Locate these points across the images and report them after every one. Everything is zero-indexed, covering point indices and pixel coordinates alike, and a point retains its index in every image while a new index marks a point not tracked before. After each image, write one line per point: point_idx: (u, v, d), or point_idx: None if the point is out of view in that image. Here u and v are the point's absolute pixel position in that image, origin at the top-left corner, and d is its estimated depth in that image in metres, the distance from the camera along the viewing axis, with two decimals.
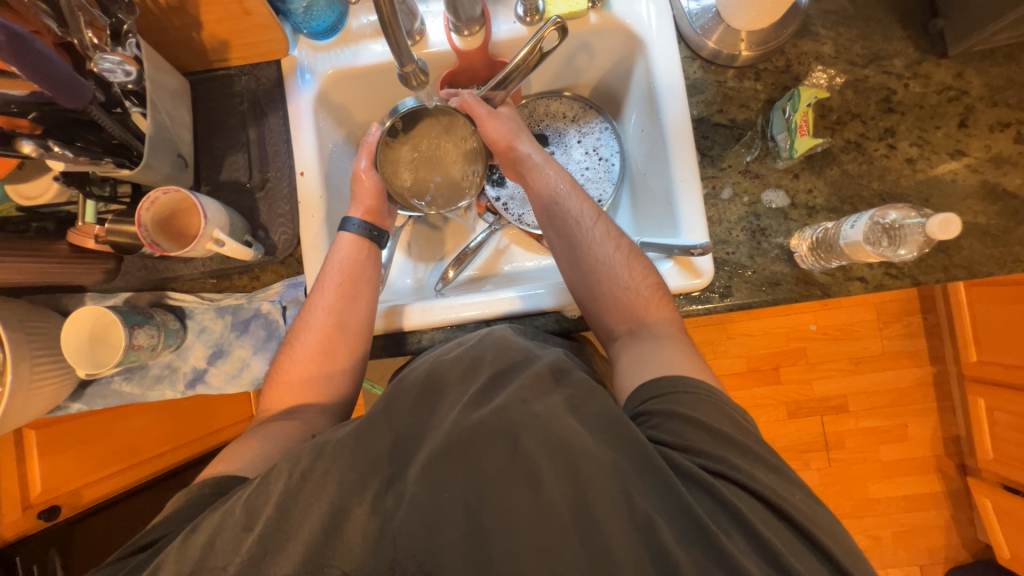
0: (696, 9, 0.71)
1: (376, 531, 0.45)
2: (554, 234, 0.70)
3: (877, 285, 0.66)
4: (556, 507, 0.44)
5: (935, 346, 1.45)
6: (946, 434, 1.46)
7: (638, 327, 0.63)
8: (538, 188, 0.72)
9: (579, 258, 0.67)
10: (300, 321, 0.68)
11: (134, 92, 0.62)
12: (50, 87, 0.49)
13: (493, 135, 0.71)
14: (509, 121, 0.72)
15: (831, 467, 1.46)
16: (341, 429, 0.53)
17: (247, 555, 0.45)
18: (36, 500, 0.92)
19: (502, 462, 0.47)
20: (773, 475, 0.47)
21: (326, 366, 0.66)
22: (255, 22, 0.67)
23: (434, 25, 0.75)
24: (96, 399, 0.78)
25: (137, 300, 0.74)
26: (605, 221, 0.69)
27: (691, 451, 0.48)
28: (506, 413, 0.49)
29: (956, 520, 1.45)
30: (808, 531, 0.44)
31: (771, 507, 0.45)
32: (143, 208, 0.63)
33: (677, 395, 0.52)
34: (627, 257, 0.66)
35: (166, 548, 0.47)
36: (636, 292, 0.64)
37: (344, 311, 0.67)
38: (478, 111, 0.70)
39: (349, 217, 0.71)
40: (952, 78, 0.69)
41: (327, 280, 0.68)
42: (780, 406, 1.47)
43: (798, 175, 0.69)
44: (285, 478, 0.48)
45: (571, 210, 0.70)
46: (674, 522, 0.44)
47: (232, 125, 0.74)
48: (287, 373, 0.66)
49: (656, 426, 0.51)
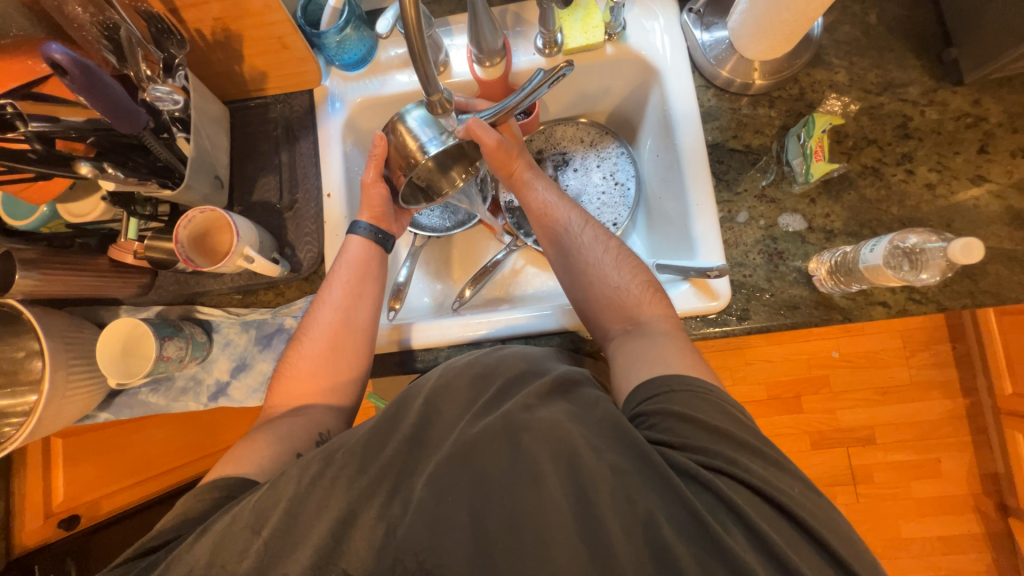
0: (710, 40, 0.73)
1: (382, 536, 0.46)
2: (549, 246, 0.71)
3: (900, 310, 0.65)
4: (556, 502, 0.45)
5: (967, 376, 1.39)
6: (983, 471, 1.38)
7: (634, 326, 0.62)
8: (529, 204, 0.73)
9: (571, 262, 0.68)
10: (308, 319, 0.70)
11: (180, 119, 0.66)
12: (109, 112, 0.54)
13: (499, 163, 0.70)
14: (511, 145, 0.70)
15: (859, 503, 1.39)
16: (355, 433, 0.54)
17: (257, 559, 0.46)
18: (58, 508, 0.95)
19: (505, 461, 0.47)
20: (797, 491, 0.45)
21: (332, 362, 0.67)
22: (292, 55, 0.72)
23: (457, 56, 0.80)
24: (123, 409, 0.81)
25: (168, 313, 0.77)
26: (594, 225, 0.71)
27: (690, 449, 0.47)
28: (510, 418, 0.50)
29: (999, 566, 1.35)
30: (831, 551, 0.41)
31: (800, 531, 0.43)
32: (181, 227, 0.66)
33: (671, 393, 0.51)
34: (616, 258, 0.67)
35: (176, 549, 0.49)
36: (627, 290, 0.64)
37: (349, 310, 0.69)
38: (488, 139, 0.65)
39: (357, 221, 0.73)
40: (969, 105, 0.69)
41: (336, 279, 0.71)
42: (804, 436, 1.42)
43: (814, 199, 0.70)
44: (294, 483, 0.49)
45: (560, 218, 0.71)
46: (673, 517, 0.43)
47: (266, 149, 0.79)
48: (294, 368, 0.67)
49: (653, 425, 0.50)
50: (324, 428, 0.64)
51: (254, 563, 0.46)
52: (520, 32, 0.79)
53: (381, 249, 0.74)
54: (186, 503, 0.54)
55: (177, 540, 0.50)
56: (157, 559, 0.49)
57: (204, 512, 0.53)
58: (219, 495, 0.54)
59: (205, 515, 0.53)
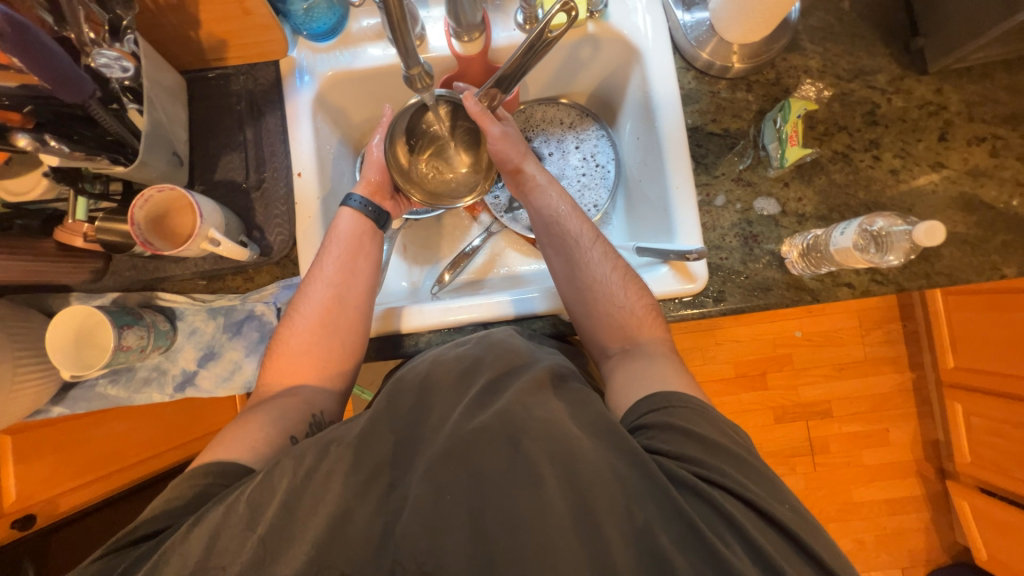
0: (691, 21, 0.73)
1: (389, 518, 0.47)
2: (553, 253, 0.71)
3: (864, 291, 0.68)
4: (555, 508, 0.45)
5: (915, 352, 1.49)
6: (925, 439, 1.50)
7: (631, 346, 0.64)
8: (540, 208, 0.73)
9: (577, 276, 0.67)
10: (300, 295, 0.68)
11: (131, 89, 0.61)
12: (48, 77, 0.49)
13: (502, 155, 0.72)
14: (518, 141, 0.73)
15: (817, 472, 1.49)
16: (354, 426, 0.54)
17: (245, 551, 0.45)
18: (11, 508, 0.84)
19: (504, 460, 0.48)
20: (769, 490, 0.48)
21: (324, 339, 0.66)
22: (256, 22, 0.67)
23: (434, 30, 0.76)
24: (79, 402, 0.76)
25: (125, 300, 0.72)
26: (603, 242, 0.70)
27: (685, 460, 0.49)
28: (508, 415, 0.51)
29: (936, 523, 1.48)
30: (795, 534, 0.45)
31: (769, 517, 0.46)
32: (135, 207, 0.62)
33: (671, 409, 0.53)
34: (622, 278, 0.67)
35: (168, 541, 0.47)
36: (631, 312, 0.65)
37: (343, 286, 0.68)
38: (490, 129, 0.69)
39: (352, 194, 0.73)
40: (932, 93, 0.72)
41: (327, 254, 0.69)
42: (768, 411, 1.50)
43: (788, 183, 0.72)
44: (289, 476, 0.49)
45: (571, 230, 0.71)
46: (670, 529, 0.44)
47: (228, 124, 0.73)
48: (287, 344, 0.66)
49: (652, 437, 0.52)
50: (318, 408, 0.64)
51: (243, 559, 0.45)
52: (499, 5, 0.76)
53: (376, 229, 0.74)
54: (177, 489, 0.52)
55: (169, 530, 0.48)
56: (145, 552, 0.47)
57: (193, 499, 0.51)
58: (207, 481, 0.52)
59: (192, 504, 0.51)
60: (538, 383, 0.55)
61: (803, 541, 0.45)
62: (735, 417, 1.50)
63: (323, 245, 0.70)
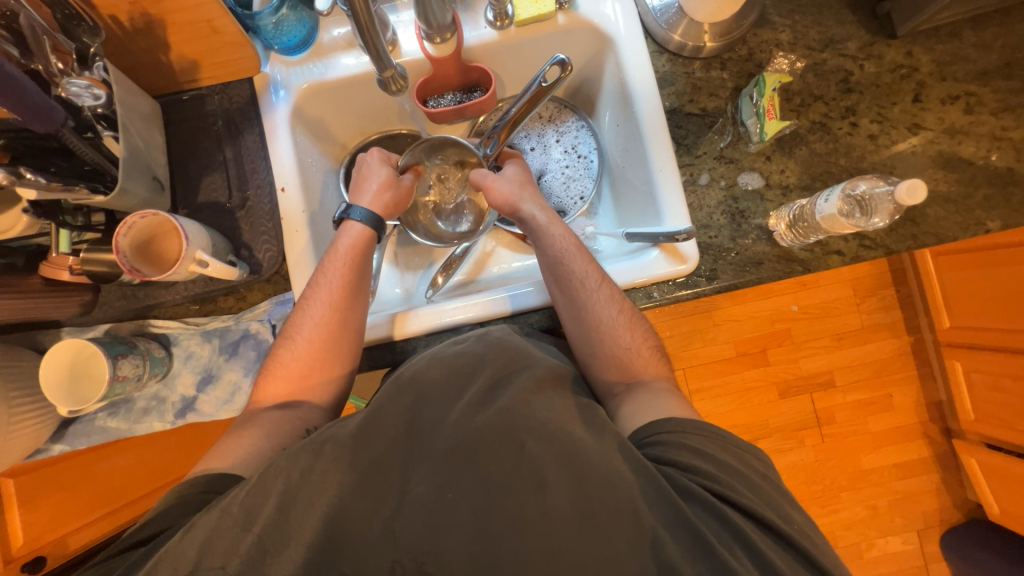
0: (659, 5, 0.73)
1: (388, 516, 0.47)
2: (558, 292, 0.67)
3: (853, 257, 0.68)
4: (559, 511, 0.45)
5: (910, 315, 1.50)
6: (929, 400, 1.51)
7: (635, 383, 0.63)
8: (544, 248, 0.70)
9: (583, 317, 0.65)
10: (296, 321, 0.67)
11: (104, 116, 0.61)
12: (21, 112, 0.49)
13: (498, 200, 0.74)
14: (512, 184, 0.74)
15: (825, 443, 1.50)
16: (349, 424, 0.54)
17: (247, 556, 0.45)
18: (19, 551, 0.83)
19: (506, 467, 0.48)
20: (776, 505, 0.48)
21: (320, 374, 0.65)
22: (226, 40, 0.67)
23: (405, 34, 0.76)
24: (79, 437, 0.75)
25: (117, 330, 0.71)
26: (609, 283, 0.67)
27: (697, 474, 0.49)
28: (510, 415, 0.51)
29: (946, 483, 1.49)
30: (795, 541, 0.45)
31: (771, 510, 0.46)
32: (120, 234, 0.61)
33: (683, 433, 0.53)
34: (629, 320, 0.65)
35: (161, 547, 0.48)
36: (636, 353, 0.64)
37: (340, 313, 0.66)
38: (486, 177, 0.74)
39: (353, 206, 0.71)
40: (902, 56, 0.73)
41: (323, 282, 0.67)
42: (771, 387, 1.50)
43: (770, 157, 0.72)
44: (283, 480, 0.48)
45: (577, 272, 0.67)
46: (677, 536, 0.45)
47: (207, 145, 0.73)
48: (285, 373, 0.65)
49: (663, 451, 0.52)
50: (312, 425, 0.64)
51: (248, 568, 0.45)
52: (468, 5, 0.76)
53: (374, 238, 0.72)
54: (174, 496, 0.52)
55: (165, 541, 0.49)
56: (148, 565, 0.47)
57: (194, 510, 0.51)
58: (201, 504, 0.53)
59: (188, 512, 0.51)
60: (539, 382, 0.55)
61: (808, 555, 0.45)
62: (739, 396, 1.50)
63: (324, 256, 0.70)
